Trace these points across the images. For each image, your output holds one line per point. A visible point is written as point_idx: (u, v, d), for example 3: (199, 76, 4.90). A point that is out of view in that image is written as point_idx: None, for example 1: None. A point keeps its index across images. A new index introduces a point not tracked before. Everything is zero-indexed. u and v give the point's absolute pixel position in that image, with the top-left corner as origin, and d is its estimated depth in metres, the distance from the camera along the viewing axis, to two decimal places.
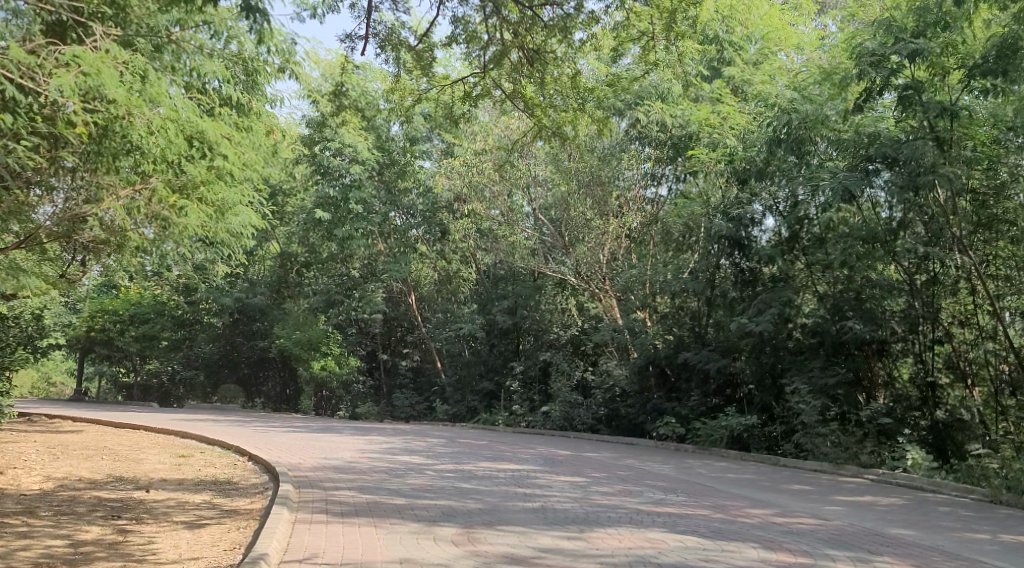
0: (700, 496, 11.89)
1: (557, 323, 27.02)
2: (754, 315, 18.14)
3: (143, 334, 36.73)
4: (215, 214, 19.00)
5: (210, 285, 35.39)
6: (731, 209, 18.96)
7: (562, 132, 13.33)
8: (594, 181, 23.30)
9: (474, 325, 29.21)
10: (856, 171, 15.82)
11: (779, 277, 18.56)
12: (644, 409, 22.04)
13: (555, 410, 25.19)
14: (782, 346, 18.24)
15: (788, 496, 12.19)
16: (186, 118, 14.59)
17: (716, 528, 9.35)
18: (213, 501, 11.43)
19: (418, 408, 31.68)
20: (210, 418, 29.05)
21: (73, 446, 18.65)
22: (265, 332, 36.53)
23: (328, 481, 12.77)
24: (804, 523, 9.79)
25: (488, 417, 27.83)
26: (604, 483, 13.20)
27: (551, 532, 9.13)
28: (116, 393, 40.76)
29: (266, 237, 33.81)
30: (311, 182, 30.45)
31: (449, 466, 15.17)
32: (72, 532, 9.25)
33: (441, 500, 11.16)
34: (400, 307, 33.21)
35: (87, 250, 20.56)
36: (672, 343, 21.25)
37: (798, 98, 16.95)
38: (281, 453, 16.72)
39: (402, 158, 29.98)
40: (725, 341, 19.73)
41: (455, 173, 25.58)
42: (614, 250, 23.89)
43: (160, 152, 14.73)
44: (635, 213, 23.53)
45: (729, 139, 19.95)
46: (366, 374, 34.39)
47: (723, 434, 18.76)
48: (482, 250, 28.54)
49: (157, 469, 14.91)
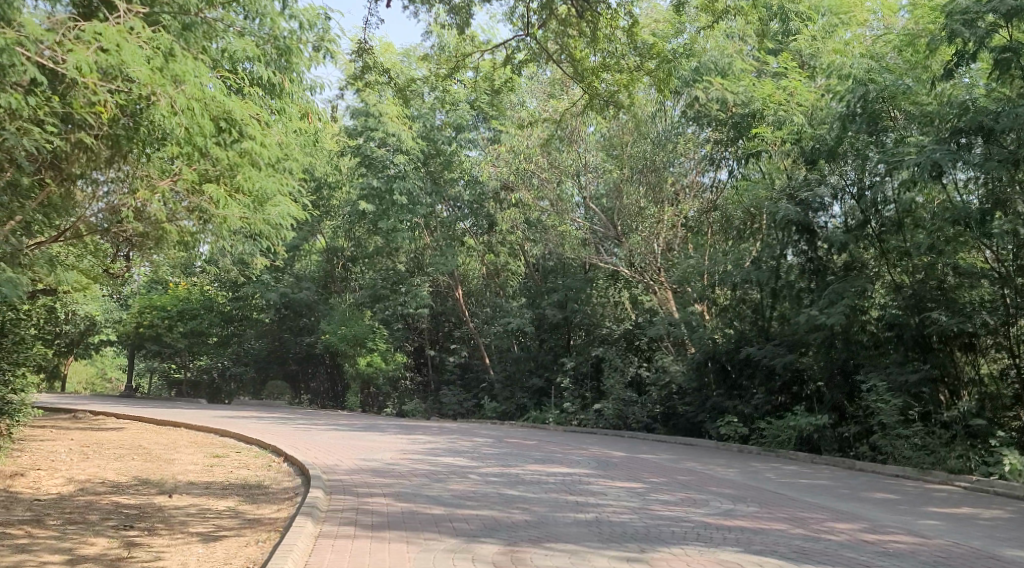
0: (773, 506, 10.66)
1: (609, 317, 25.97)
2: (826, 306, 16.84)
3: (190, 330, 36.23)
4: (254, 203, 18.34)
5: (256, 280, 34.71)
6: (800, 190, 17.84)
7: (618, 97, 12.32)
8: (647, 167, 22.35)
9: (523, 320, 28.07)
10: (947, 145, 14.37)
11: (852, 264, 17.43)
12: (704, 407, 20.94)
13: (607, 408, 23.93)
14: (856, 341, 17.04)
15: (872, 507, 10.94)
16: (213, 97, 13.19)
17: (799, 548, 8.17)
18: (235, 509, 10.47)
19: (466, 406, 30.57)
20: (253, 416, 28.27)
21: (107, 444, 17.91)
22: (312, 327, 35.70)
23: (363, 486, 11.77)
24: (901, 542, 8.61)
25: (538, 416, 26.63)
26: (663, 490, 12.04)
27: (608, 552, 8.03)
28: (165, 389, 40.37)
29: (312, 230, 33.15)
30: (355, 173, 29.60)
31: (495, 469, 14.13)
32: (75, 545, 8.34)
33: (484, 510, 10.12)
34: (447, 303, 32.19)
35: (131, 244, 20.14)
36: (731, 337, 20.19)
37: (875, 67, 15.93)
38: (319, 454, 15.83)
39: (448, 147, 28.94)
40: (793, 335, 18.48)
41: (503, 160, 24.97)
42: (669, 242, 22.87)
43: (185, 134, 13.47)
44: (691, 201, 22.52)
45: (796, 117, 18.46)
46: (414, 371, 33.33)
47: (791, 435, 17.60)
48: (530, 241, 27.51)
49: (187, 471, 14.06)
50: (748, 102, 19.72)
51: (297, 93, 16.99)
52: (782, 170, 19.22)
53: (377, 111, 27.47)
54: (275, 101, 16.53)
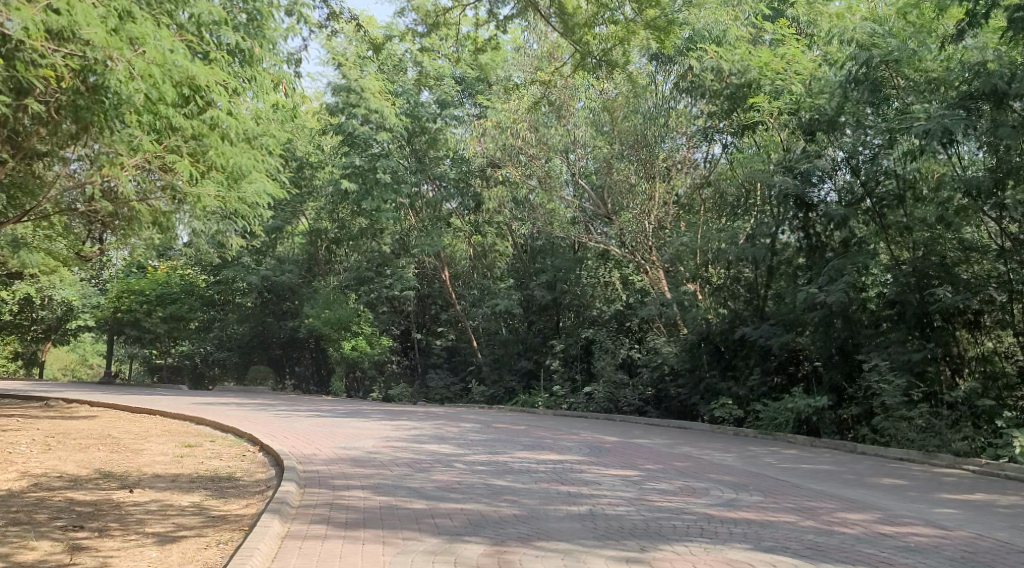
0: (779, 495, 9.95)
1: (599, 298, 25.24)
2: (826, 284, 16.26)
3: (170, 316, 35.04)
4: (227, 181, 17.45)
5: (236, 263, 33.81)
6: (800, 162, 17.12)
7: (610, 56, 11.86)
8: (638, 142, 21.58)
9: (511, 302, 27.25)
10: (959, 110, 13.75)
11: (852, 239, 16.81)
12: (697, 389, 20.21)
13: (598, 391, 23.18)
14: (856, 319, 16.28)
15: (883, 495, 10.25)
16: (174, 60, 12.33)
17: (813, 543, 7.46)
18: (200, 504, 9.73)
19: (453, 390, 29.77)
20: (233, 402, 27.51)
21: (75, 434, 17.10)
22: (295, 310, 34.77)
23: (340, 478, 11.01)
24: (922, 535, 7.92)
25: (527, 399, 25.84)
26: (660, 478, 11.32)
27: (604, 552, 7.31)
28: (146, 375, 39.41)
29: (293, 212, 32.24)
30: (338, 153, 28.78)
31: (483, 457, 13.38)
32: (13, 550, 7.68)
33: (469, 504, 9.39)
34: (434, 285, 31.31)
35: (101, 224, 19.31)
36: (725, 318, 19.47)
37: (879, 31, 15.23)
38: (297, 442, 15.05)
39: (432, 125, 28.23)
40: (789, 313, 17.81)
41: (489, 136, 23.99)
42: (661, 218, 22.06)
43: (143, 102, 12.73)
44: (684, 177, 21.97)
45: (795, 86, 17.72)
46: (400, 354, 32.39)
47: (788, 418, 16.81)
48: (517, 221, 26.62)
49: (155, 462, 13.28)
50: (744, 70, 18.94)
51: (269, 61, 16.10)
52: (780, 143, 18.31)
53: (358, 86, 26.64)
54: (245, 67, 15.59)
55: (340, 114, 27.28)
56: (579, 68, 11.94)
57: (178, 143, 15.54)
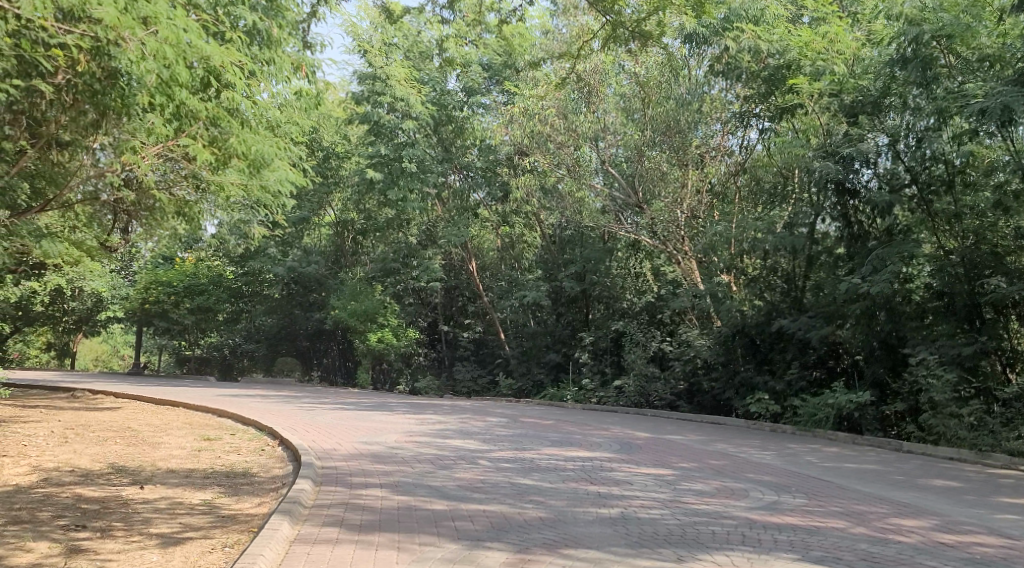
0: (824, 498, 9.33)
1: (630, 289, 24.62)
2: (870, 274, 15.59)
3: (198, 307, 35.14)
4: (249, 169, 16.93)
5: (263, 254, 33.44)
6: (842, 147, 16.44)
7: (641, 24, 11.50)
8: (670, 129, 20.97)
9: (540, 293, 26.60)
10: (1016, 87, 13.09)
11: (898, 227, 16.30)
12: (732, 383, 19.52)
13: (628, 385, 22.54)
14: (900, 312, 15.64)
15: (936, 498, 9.59)
16: (188, 40, 11.87)
17: (867, 554, 6.85)
18: (211, 502, 9.25)
19: (481, 383, 29.15)
20: (257, 394, 27.22)
21: (95, 426, 16.75)
22: (322, 302, 34.11)
23: (359, 476, 10.51)
24: (986, 546, 7.29)
25: (555, 393, 25.22)
26: (696, 478, 10.71)
27: (638, 562, 6.75)
28: (175, 367, 39.23)
29: (319, 204, 31.85)
30: (364, 142, 28.36)
31: (509, 454, 12.82)
32: (7, 552, 7.26)
33: (493, 505, 8.84)
34: (461, 277, 30.67)
35: (122, 213, 18.96)
36: (761, 310, 18.78)
37: (930, 6, 14.56)
38: (317, 437, 14.58)
39: (459, 114, 27.76)
40: (829, 305, 17.10)
41: (517, 123, 23.38)
42: (694, 208, 21.51)
43: (155, 83, 12.33)
44: (719, 163, 21.44)
45: (838, 66, 16.97)
46: (428, 347, 31.74)
47: (828, 414, 16.13)
48: (545, 211, 25.92)
49: (171, 456, 12.85)
50: (784, 51, 18.17)
51: (290, 44, 15.64)
52: (820, 126, 17.60)
53: (384, 73, 26.33)
54: (267, 47, 15.22)
55: (366, 103, 26.83)
56: (610, 37, 11.52)
57: (200, 130, 15.11)
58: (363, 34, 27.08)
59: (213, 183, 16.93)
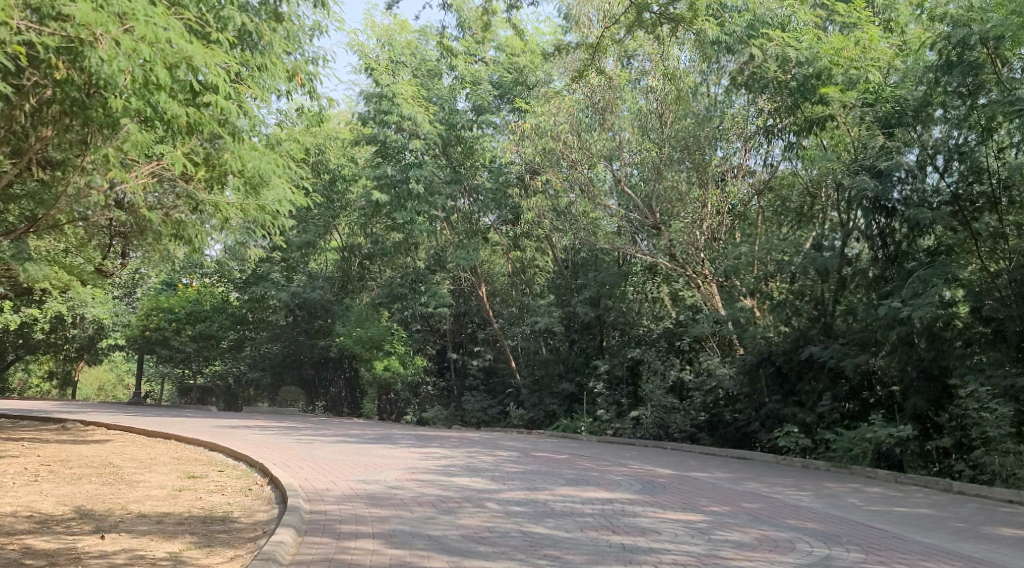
0: (883, 552, 8.15)
1: (647, 315, 23.39)
2: (910, 298, 14.21)
3: (199, 334, 33.94)
4: (243, 183, 15.73)
5: (267, 280, 32.23)
6: (878, 161, 15.44)
7: (669, 11, 11.83)
8: (690, 145, 19.89)
9: (552, 319, 25.28)
10: None
11: (939, 248, 14.96)
12: (757, 415, 18.20)
13: (645, 416, 21.23)
14: (943, 339, 14.36)
15: (1010, 552, 8.40)
16: (167, 36, 10.85)
17: None
18: (175, 557, 8.10)
19: (491, 413, 27.68)
20: (256, 425, 26.00)
21: (73, 463, 15.52)
22: (328, 329, 32.84)
23: (351, 523, 9.33)
24: None
25: (569, 424, 23.91)
26: (731, 525, 9.51)
27: None
28: (177, 397, 37.92)
29: (326, 228, 30.78)
30: (370, 164, 27.39)
31: (519, 495, 11.61)
32: None
33: (501, 561, 7.68)
34: (471, 302, 29.33)
35: (111, 232, 17.89)
36: (788, 336, 17.52)
37: (979, 4, 13.56)
38: (311, 475, 13.38)
39: (468, 133, 26.76)
40: (862, 331, 15.86)
41: (529, 141, 22.29)
42: (714, 229, 20.24)
43: (132, 87, 11.34)
44: (739, 183, 20.03)
45: (873, 73, 16.19)
46: (437, 375, 30.37)
47: (866, 449, 14.81)
48: (555, 233, 24.65)
49: (147, 498, 11.67)
50: (812, 59, 17.14)
51: (285, 49, 14.71)
52: (852, 141, 16.56)
53: (389, 92, 25.37)
54: (260, 52, 14.26)
55: (372, 123, 25.91)
56: (637, 23, 11.83)
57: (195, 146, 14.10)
58: (370, 52, 26.31)
59: (209, 204, 15.78)
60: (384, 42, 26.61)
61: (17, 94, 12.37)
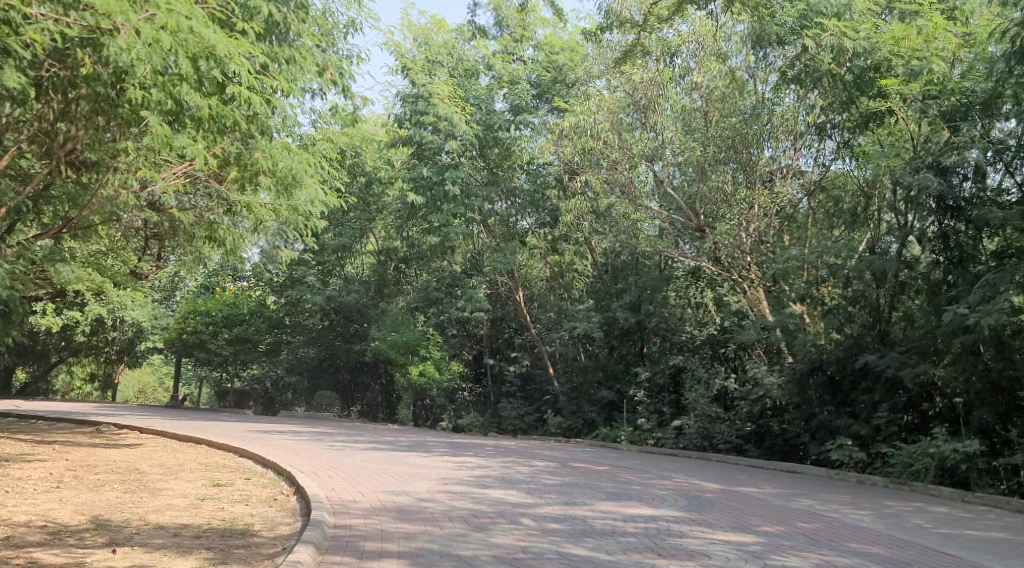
0: None
1: (690, 321, 22.41)
2: (978, 304, 13.29)
3: (236, 338, 33.69)
4: (274, 182, 15.17)
5: (301, 283, 31.80)
6: (943, 156, 14.57)
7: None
8: (738, 141, 19.02)
9: (590, 324, 24.32)
10: None
11: (1007, 249, 14.13)
12: (808, 426, 17.33)
13: (687, 426, 20.49)
14: (1012, 348, 13.44)
15: None
16: (191, 23, 10.30)
17: None
18: None
19: (529, 420, 27.01)
20: (289, 431, 25.49)
21: (99, 468, 15.07)
22: (363, 333, 32.32)
23: (375, 540, 8.70)
24: None
25: (608, 433, 23.18)
26: (788, 548, 8.75)
27: None
28: (213, 401, 37.65)
29: (362, 230, 30.31)
30: (406, 165, 26.92)
31: (557, 510, 10.91)
32: None
33: None
34: (508, 307, 28.62)
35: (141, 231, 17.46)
36: (841, 343, 16.64)
37: None
38: (339, 485, 12.78)
39: (506, 134, 26.12)
40: (922, 339, 14.96)
41: (569, 141, 21.61)
42: (762, 233, 19.37)
43: (153, 78, 10.79)
44: (788, 184, 19.22)
45: (937, 64, 15.32)
46: (473, 382, 29.68)
47: (928, 465, 14.07)
48: (594, 237, 23.84)
49: (167, 508, 11.14)
50: (871, 50, 16.55)
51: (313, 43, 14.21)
52: (915, 137, 15.73)
53: (425, 91, 24.93)
54: (290, 44, 13.77)
55: (409, 124, 25.45)
56: (686, 1, 10.94)
57: (228, 145, 13.58)
58: (406, 52, 25.92)
59: (240, 204, 15.22)
60: (421, 42, 26.36)
61: (40, 88, 11.95)
